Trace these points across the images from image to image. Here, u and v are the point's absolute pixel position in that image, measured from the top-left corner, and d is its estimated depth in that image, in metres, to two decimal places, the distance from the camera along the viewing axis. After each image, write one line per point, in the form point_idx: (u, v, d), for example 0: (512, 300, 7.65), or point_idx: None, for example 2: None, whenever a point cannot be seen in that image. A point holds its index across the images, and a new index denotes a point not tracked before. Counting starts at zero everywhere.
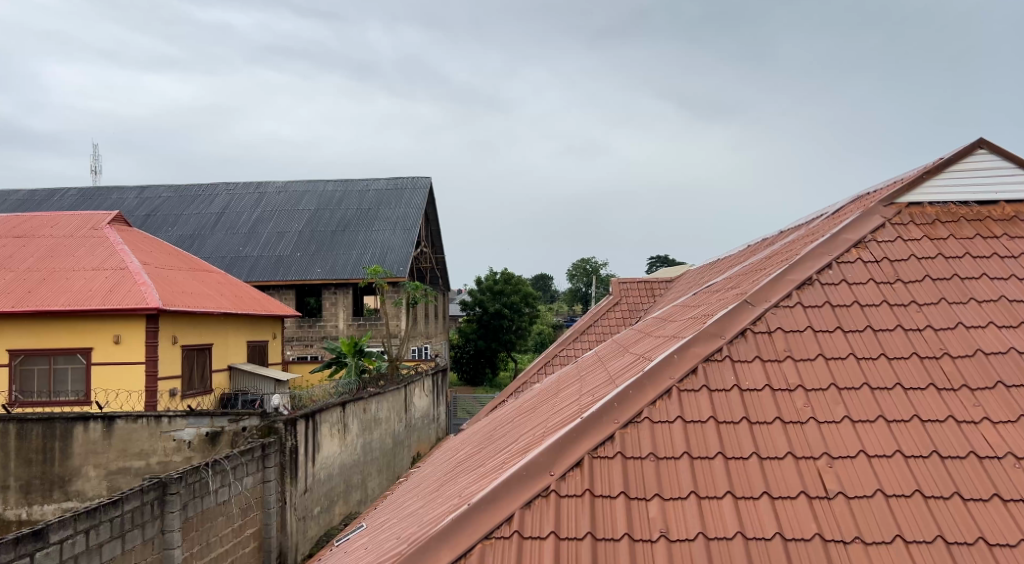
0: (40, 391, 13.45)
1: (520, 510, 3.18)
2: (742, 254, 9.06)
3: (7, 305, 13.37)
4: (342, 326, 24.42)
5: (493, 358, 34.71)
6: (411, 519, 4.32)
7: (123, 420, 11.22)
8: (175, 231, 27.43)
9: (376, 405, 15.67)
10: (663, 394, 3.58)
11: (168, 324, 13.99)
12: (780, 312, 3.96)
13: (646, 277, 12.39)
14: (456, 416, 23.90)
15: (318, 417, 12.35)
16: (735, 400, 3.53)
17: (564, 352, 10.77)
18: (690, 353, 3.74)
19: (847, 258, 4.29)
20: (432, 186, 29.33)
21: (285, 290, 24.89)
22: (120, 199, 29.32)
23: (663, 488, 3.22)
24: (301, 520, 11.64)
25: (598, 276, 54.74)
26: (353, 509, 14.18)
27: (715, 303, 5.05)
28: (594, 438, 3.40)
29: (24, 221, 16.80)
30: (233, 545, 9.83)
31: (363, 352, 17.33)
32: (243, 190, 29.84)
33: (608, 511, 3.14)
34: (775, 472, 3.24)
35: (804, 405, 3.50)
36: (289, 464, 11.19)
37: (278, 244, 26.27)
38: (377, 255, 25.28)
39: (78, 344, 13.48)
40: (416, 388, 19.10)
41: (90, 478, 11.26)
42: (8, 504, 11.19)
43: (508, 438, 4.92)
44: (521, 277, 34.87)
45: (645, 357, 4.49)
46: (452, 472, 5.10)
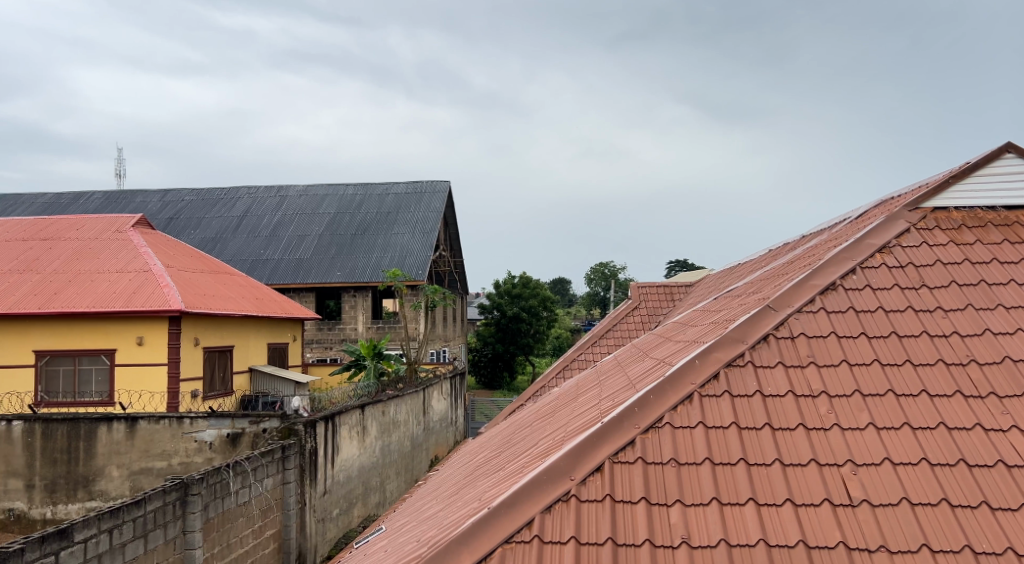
0: (66, 391, 13.65)
1: (541, 514, 3.17)
2: (763, 258, 9.00)
3: (34, 307, 13.56)
4: (361, 329, 24.56)
5: (511, 362, 34.72)
6: (430, 522, 4.33)
7: (146, 421, 11.35)
8: (198, 234, 27.72)
9: (395, 407, 15.72)
10: (684, 399, 3.56)
11: (190, 326, 14.12)
12: (803, 318, 3.93)
13: (665, 282, 12.34)
14: (473, 419, 23.94)
15: (338, 419, 12.41)
16: (758, 406, 3.51)
17: (583, 356, 10.78)
18: (712, 358, 3.72)
19: (871, 262, 4.25)
20: (452, 190, 29.42)
21: (306, 293, 25.07)
22: (143, 202, 29.68)
23: (684, 495, 3.20)
24: (320, 522, 11.69)
25: (616, 280, 54.91)
26: (371, 511, 14.23)
27: (736, 308, 5.03)
28: (614, 443, 3.39)
29: (51, 224, 17.05)
30: (253, 546, 9.89)
31: (382, 354, 17.42)
32: (264, 193, 30.08)
33: (628, 517, 3.13)
34: (798, 478, 3.21)
35: (827, 411, 3.48)
36: (309, 466, 11.25)
37: (299, 247, 26.46)
38: (396, 259, 25.41)
39: (102, 345, 13.64)
40: (434, 391, 19.15)
41: (113, 478, 11.38)
42: (34, 503, 11.36)
43: (528, 442, 4.92)
44: (539, 281, 34.93)
45: (667, 363, 4.48)
46: (471, 476, 5.11)
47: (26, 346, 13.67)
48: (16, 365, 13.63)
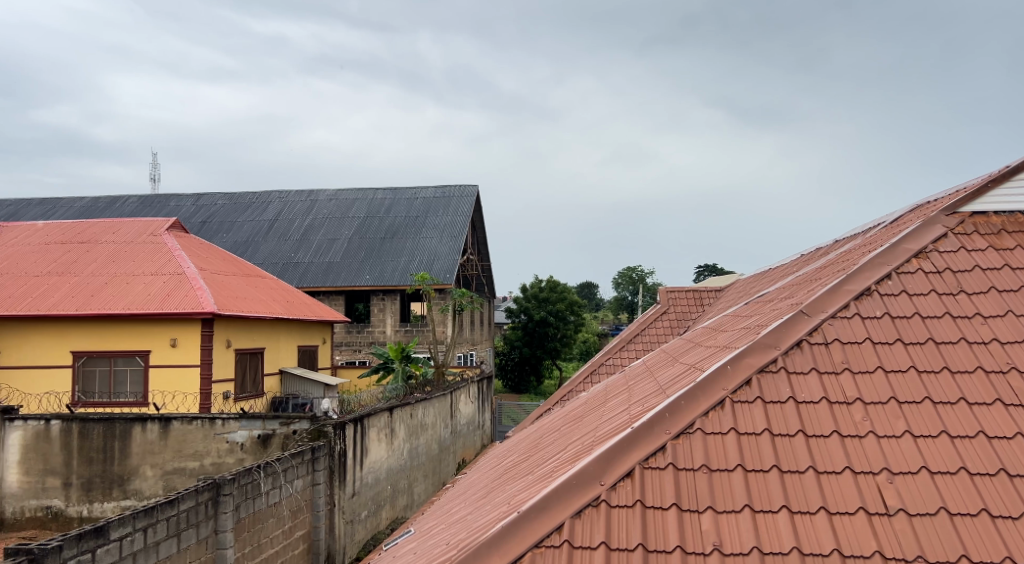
0: (101, 391, 13.90)
1: (571, 519, 3.17)
2: (795, 263, 8.90)
3: (72, 309, 13.83)
4: (390, 332, 24.77)
5: (538, 366, 34.71)
6: (460, 524, 4.35)
7: (179, 421, 11.52)
8: (230, 237, 28.11)
9: (423, 410, 15.78)
10: (716, 405, 3.54)
11: (222, 328, 14.30)
12: (838, 323, 3.89)
13: (695, 286, 12.25)
14: (501, 423, 23.96)
15: (366, 421, 12.49)
16: (791, 413, 3.47)
17: (610, 361, 10.73)
18: (744, 364, 3.69)
19: (907, 268, 4.19)
20: (480, 194, 29.49)
21: (335, 295, 25.29)
22: (178, 206, 30.16)
23: (716, 501, 3.17)
24: (349, 524, 11.76)
25: (644, 284, 54.74)
26: (399, 513, 14.29)
27: (769, 313, 4.98)
28: (646, 448, 3.38)
29: (88, 227, 17.39)
30: (283, 546, 9.97)
31: (410, 358, 17.51)
32: (295, 197, 30.40)
33: (658, 522, 3.12)
34: (833, 487, 3.17)
35: (862, 418, 3.43)
36: (338, 468, 11.33)
37: (329, 251, 26.70)
38: (424, 263, 25.53)
39: (136, 347, 13.88)
40: (462, 394, 19.21)
41: (147, 478, 11.56)
42: (71, 500, 11.61)
43: (556, 447, 4.91)
44: (567, 286, 34.91)
45: (697, 368, 4.44)
46: (500, 480, 5.12)
47: (64, 346, 13.94)
48: (54, 365, 13.92)
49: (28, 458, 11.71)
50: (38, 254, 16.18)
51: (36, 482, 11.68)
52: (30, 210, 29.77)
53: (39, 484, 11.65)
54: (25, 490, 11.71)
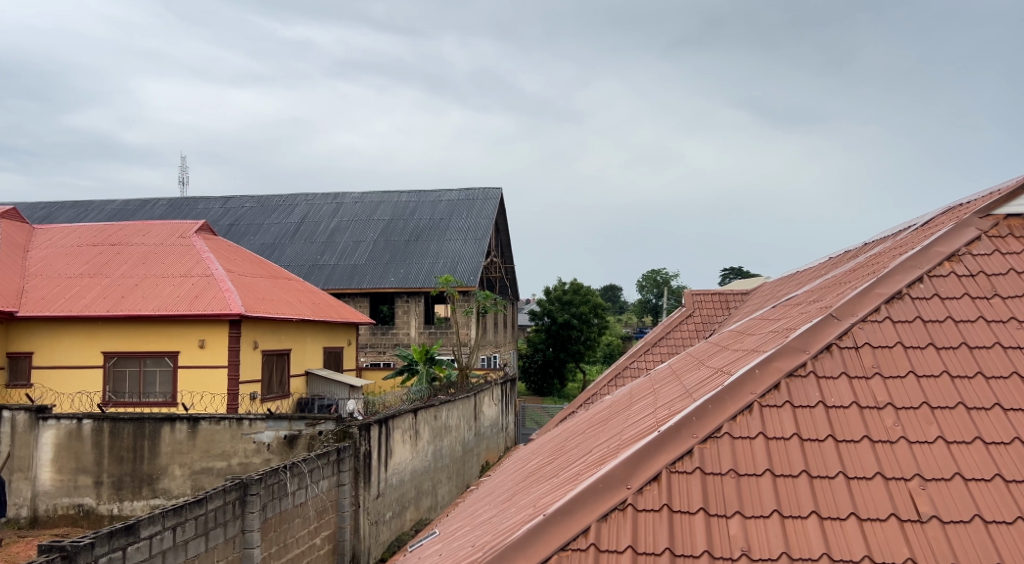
0: (131, 392, 14.10)
1: (597, 523, 3.16)
2: (822, 266, 8.80)
3: (102, 309, 14.05)
4: (414, 334, 24.89)
5: (561, 369, 34.64)
6: (485, 527, 4.36)
7: (207, 421, 11.66)
8: (257, 240, 28.42)
9: (447, 413, 15.81)
10: (744, 410, 3.51)
11: (249, 330, 14.45)
12: (868, 327, 3.84)
13: (720, 289, 12.17)
14: (524, 426, 23.94)
15: (391, 423, 12.55)
16: (820, 418, 3.44)
17: (635, 364, 10.69)
18: (773, 368, 3.66)
19: (939, 271, 4.12)
20: (504, 197, 29.50)
21: (360, 298, 25.45)
22: (206, 209, 30.54)
23: (744, 506, 3.14)
24: (374, 525, 11.81)
25: (669, 287, 54.48)
26: (423, 515, 14.33)
27: (798, 316, 4.92)
28: (673, 452, 3.36)
29: (119, 230, 17.65)
30: (309, 547, 10.04)
31: (434, 359, 17.59)
32: (321, 200, 30.64)
33: (685, 527, 3.09)
34: (864, 493, 3.13)
35: (894, 423, 3.38)
36: (363, 469, 11.38)
37: (354, 253, 26.88)
38: (448, 265, 25.62)
39: (165, 348, 14.08)
40: (486, 397, 19.25)
41: (175, 477, 11.71)
42: (102, 499, 11.80)
43: (580, 451, 4.89)
44: (591, 288, 34.82)
45: (724, 372, 4.41)
46: (525, 482, 5.11)
47: (95, 347, 14.17)
48: (86, 365, 14.16)
49: (60, 456, 11.88)
50: (70, 256, 16.46)
51: (68, 480, 11.86)
52: (63, 213, 30.32)
53: (71, 482, 11.85)
54: (57, 488, 11.90)
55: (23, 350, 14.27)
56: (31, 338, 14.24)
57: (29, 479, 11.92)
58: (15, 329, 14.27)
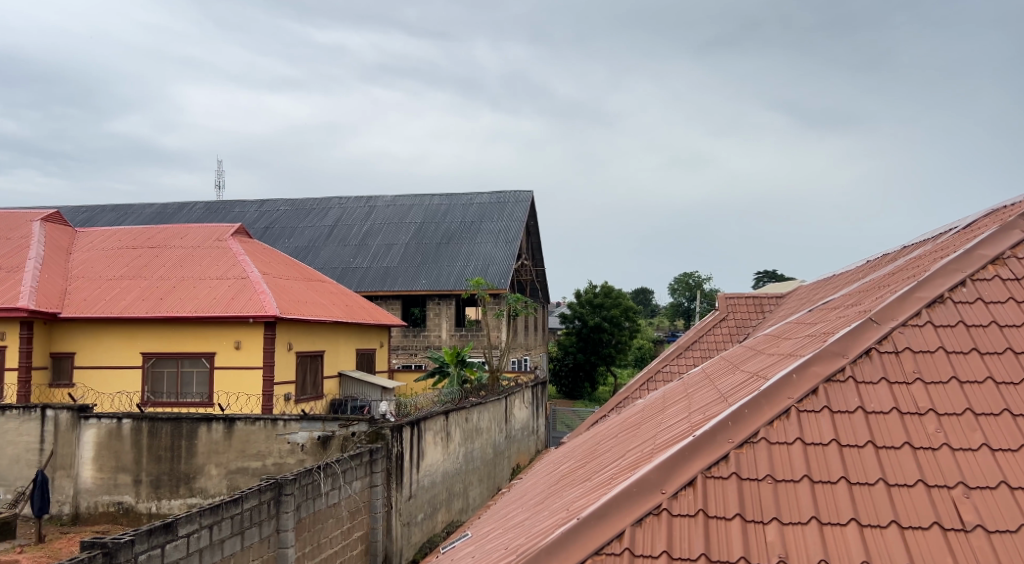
0: (169, 392, 14.35)
1: (631, 528, 3.13)
2: (860, 269, 8.66)
3: (142, 311, 14.33)
4: (445, 336, 25.01)
5: (592, 372, 34.52)
6: (518, 529, 4.36)
7: (242, 422, 11.81)
8: (291, 243, 28.77)
9: (478, 415, 15.85)
10: (781, 414, 3.47)
11: (284, 331, 14.63)
12: (908, 332, 3.77)
13: (755, 293, 12.02)
14: (555, 429, 23.91)
15: (423, 425, 12.60)
16: (860, 423, 3.38)
17: (668, 368, 10.61)
18: (811, 373, 3.61)
19: (983, 275, 4.04)
20: (535, 200, 29.50)
21: (393, 300, 25.64)
22: (242, 212, 30.99)
23: (781, 512, 3.09)
24: (406, 526, 11.86)
25: (701, 291, 54.05)
26: (454, 517, 14.37)
27: (836, 320, 4.86)
28: (708, 457, 3.33)
29: (158, 232, 17.98)
30: (342, 547, 10.12)
31: (465, 362, 17.66)
32: (354, 203, 30.90)
33: (721, 531, 3.05)
34: (905, 501, 3.07)
35: (936, 430, 3.32)
36: (396, 470, 11.44)
37: (386, 256, 27.06)
38: (479, 268, 25.69)
39: (202, 349, 14.31)
40: (517, 400, 19.26)
41: (211, 476, 11.89)
42: (141, 497, 12.03)
43: (613, 455, 4.87)
44: (622, 291, 34.65)
45: (760, 377, 4.36)
46: (556, 487, 5.10)
47: (134, 348, 14.45)
48: (126, 365, 14.44)
49: (101, 455, 12.13)
50: (111, 258, 16.80)
51: (109, 478, 12.11)
52: (104, 216, 30.94)
53: (111, 480, 12.10)
54: (98, 485, 12.14)
55: (65, 350, 14.59)
56: (74, 339, 14.56)
57: (71, 476, 12.17)
58: (59, 330, 14.60)
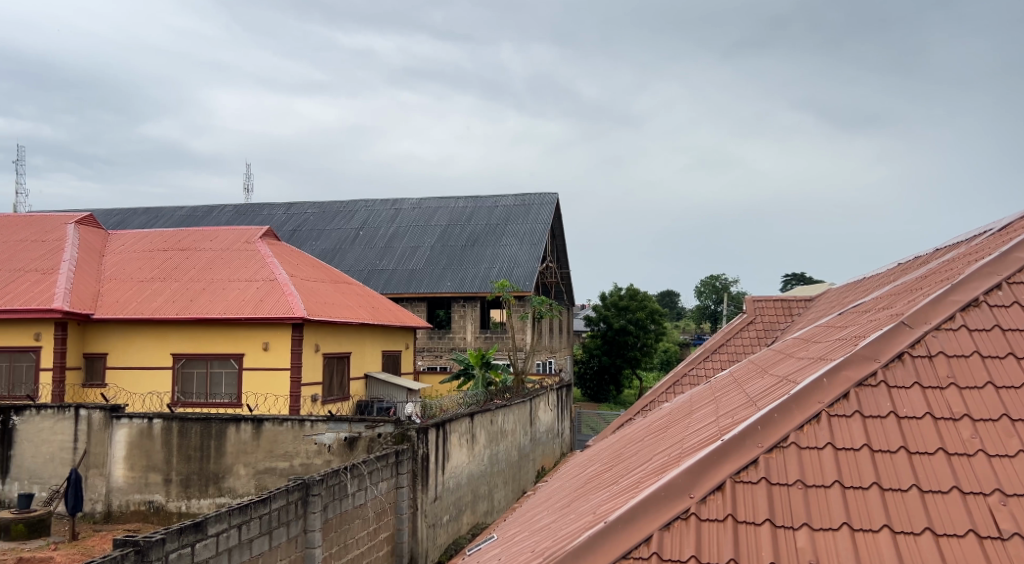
0: (198, 393, 14.53)
1: (659, 532, 3.11)
2: (891, 272, 8.55)
3: (172, 312, 14.54)
4: (470, 338, 25.05)
5: (617, 375, 34.40)
6: (544, 533, 4.37)
7: (270, 422, 11.92)
8: (318, 245, 29.01)
9: (503, 417, 15.86)
10: (811, 419, 3.44)
11: (312, 333, 14.75)
12: (942, 336, 3.72)
13: (783, 296, 11.90)
14: (580, 432, 23.86)
15: (448, 427, 12.64)
16: (892, 428, 3.34)
17: (695, 371, 10.54)
18: (841, 377, 3.57)
19: (1020, 278, 3.96)
20: (560, 202, 29.48)
21: (418, 302, 25.75)
22: (270, 215, 31.30)
23: (812, 518, 3.05)
24: (431, 528, 11.91)
25: (728, 294, 53.67)
26: (480, 519, 14.40)
27: (866, 324, 4.81)
28: (736, 462, 3.30)
29: (188, 235, 18.22)
30: (368, 547, 10.18)
31: (490, 364, 17.70)
32: (380, 206, 31.07)
33: (751, 536, 3.02)
34: (940, 508, 3.01)
35: (971, 435, 3.26)
36: (421, 471, 11.48)
37: (412, 258, 27.18)
38: (504, 270, 25.71)
39: (231, 350, 14.49)
40: (542, 402, 19.27)
41: (240, 477, 12.02)
42: (171, 496, 12.19)
43: (640, 459, 4.84)
44: (648, 294, 34.50)
45: (790, 381, 4.31)
46: (583, 489, 5.09)
47: (164, 349, 14.66)
48: (156, 366, 14.65)
49: (132, 454, 12.31)
50: (142, 260, 17.06)
51: (140, 477, 12.28)
52: (136, 219, 31.45)
53: (142, 479, 12.27)
54: (130, 485, 12.32)
55: (98, 351, 14.83)
56: (106, 339, 14.79)
57: (104, 475, 12.38)
58: (92, 331, 14.85)
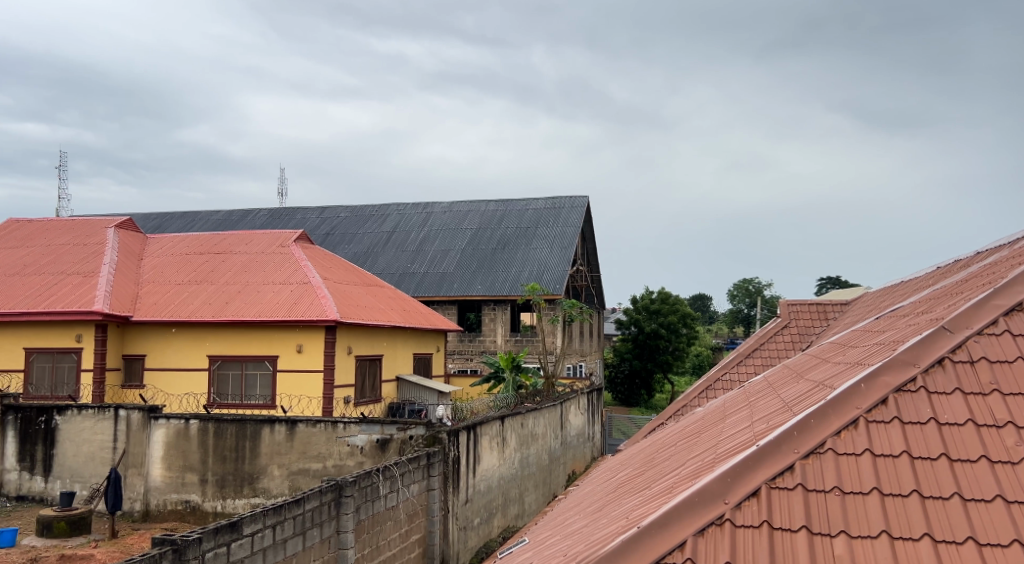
0: (234, 394, 14.74)
1: (693, 537, 3.09)
2: (930, 276, 8.39)
3: (208, 315, 14.78)
4: (501, 342, 25.09)
5: (648, 380, 34.19)
6: (577, 536, 4.36)
7: (304, 424, 12.05)
8: (351, 248, 29.28)
9: (533, 420, 15.84)
10: (849, 425, 3.39)
11: (345, 335, 14.88)
12: (984, 341, 3.64)
13: (819, 299, 11.72)
14: (611, 436, 23.75)
15: (479, 429, 12.67)
16: (932, 435, 3.27)
17: (728, 376, 10.43)
18: (880, 383, 3.51)
19: None
20: (590, 205, 29.38)
21: (449, 306, 25.85)
22: (303, 219, 31.66)
23: (850, 525, 3.01)
24: (462, 530, 11.93)
25: (761, 298, 53.05)
26: (510, 522, 14.39)
27: (905, 329, 4.74)
28: (773, 468, 3.27)
29: (224, 239, 18.50)
30: (400, 549, 10.24)
31: (520, 368, 17.70)
32: (411, 210, 31.27)
33: (787, 543, 2.98)
34: (983, 516, 2.95)
35: (1016, 443, 3.18)
36: (452, 474, 11.51)
37: (443, 261, 27.31)
38: (535, 273, 25.73)
39: (266, 352, 14.68)
40: (573, 406, 19.22)
41: (274, 477, 12.16)
42: (206, 496, 12.37)
43: (673, 463, 4.81)
44: (679, 298, 34.24)
45: (827, 385, 4.25)
46: (615, 494, 5.06)
47: (201, 351, 14.89)
48: (193, 368, 14.89)
49: (169, 454, 12.52)
50: (179, 263, 17.36)
51: (176, 477, 12.49)
52: (173, 223, 31.98)
53: (179, 479, 12.47)
54: (167, 484, 12.53)
55: (137, 352, 15.11)
56: (145, 341, 15.08)
57: (142, 474, 12.61)
58: (131, 333, 15.14)
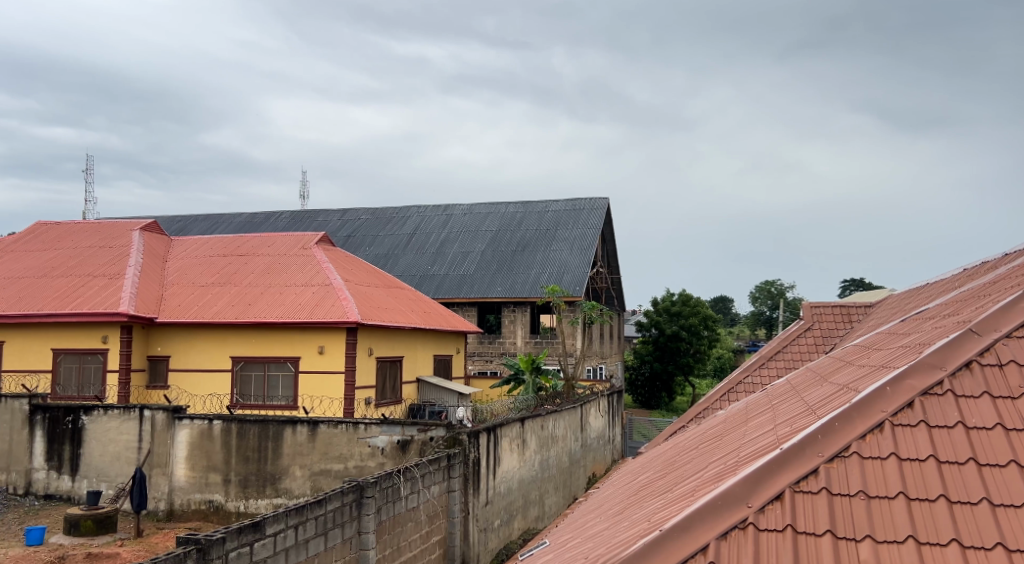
0: (257, 395, 14.86)
1: (717, 540, 3.07)
2: (957, 277, 8.28)
3: (231, 317, 14.92)
4: (520, 344, 25.09)
5: (669, 382, 34.02)
6: (597, 539, 4.35)
7: (326, 425, 12.12)
8: (371, 251, 29.41)
9: (553, 422, 15.84)
10: (874, 428, 3.35)
11: (365, 337, 14.95)
12: (1013, 344, 3.59)
13: (842, 301, 11.61)
14: (631, 439, 23.63)
15: (499, 431, 12.69)
16: (959, 438, 3.23)
17: (750, 379, 10.35)
18: (905, 386, 3.47)
19: None
20: (611, 207, 29.30)
21: (470, 307, 25.89)
22: (325, 221, 31.87)
23: (875, 529, 2.98)
24: (482, 532, 11.94)
25: (783, 301, 52.64)
26: (531, 524, 14.39)
27: (931, 331, 4.69)
28: (797, 471, 3.24)
29: (247, 241, 18.68)
30: (421, 550, 10.27)
31: (540, 369, 17.69)
32: (432, 212, 31.36)
33: (812, 547, 2.96)
34: (1012, 521, 2.91)
35: None
36: (472, 475, 11.53)
37: (463, 263, 27.36)
38: (554, 275, 25.71)
39: (288, 353, 14.78)
40: (593, 408, 19.16)
41: (296, 477, 12.25)
42: (230, 496, 12.48)
43: (696, 465, 4.77)
44: (700, 300, 34.03)
45: (852, 388, 4.21)
46: (636, 496, 5.04)
47: (224, 352, 15.03)
48: (216, 369, 15.04)
49: (193, 454, 12.65)
50: (203, 265, 17.54)
51: (200, 477, 12.61)
52: (197, 225, 32.31)
53: (202, 479, 12.59)
54: (191, 484, 12.66)
55: (161, 353, 15.29)
56: (169, 342, 15.25)
57: (166, 474, 12.74)
58: (156, 333, 15.32)
